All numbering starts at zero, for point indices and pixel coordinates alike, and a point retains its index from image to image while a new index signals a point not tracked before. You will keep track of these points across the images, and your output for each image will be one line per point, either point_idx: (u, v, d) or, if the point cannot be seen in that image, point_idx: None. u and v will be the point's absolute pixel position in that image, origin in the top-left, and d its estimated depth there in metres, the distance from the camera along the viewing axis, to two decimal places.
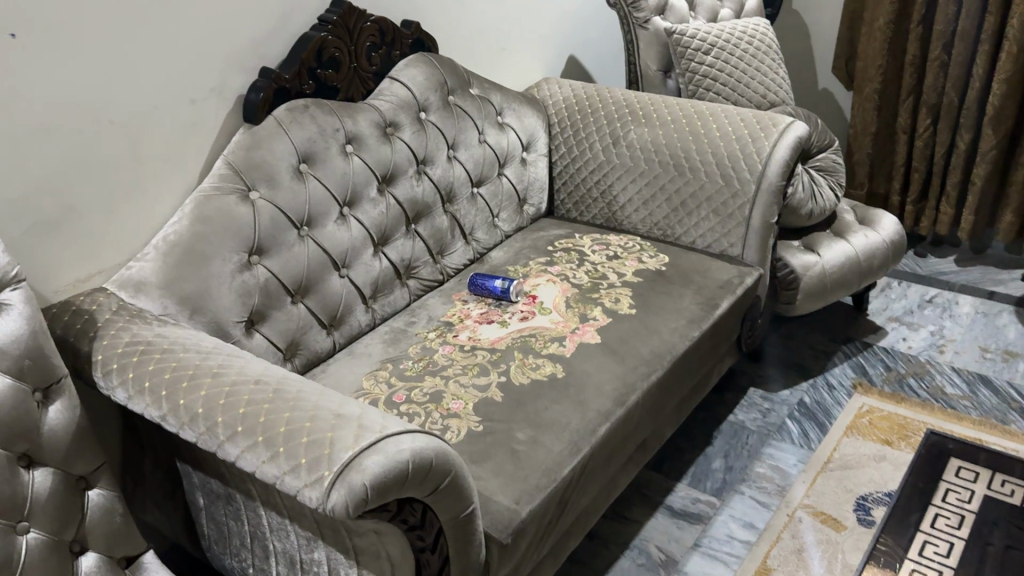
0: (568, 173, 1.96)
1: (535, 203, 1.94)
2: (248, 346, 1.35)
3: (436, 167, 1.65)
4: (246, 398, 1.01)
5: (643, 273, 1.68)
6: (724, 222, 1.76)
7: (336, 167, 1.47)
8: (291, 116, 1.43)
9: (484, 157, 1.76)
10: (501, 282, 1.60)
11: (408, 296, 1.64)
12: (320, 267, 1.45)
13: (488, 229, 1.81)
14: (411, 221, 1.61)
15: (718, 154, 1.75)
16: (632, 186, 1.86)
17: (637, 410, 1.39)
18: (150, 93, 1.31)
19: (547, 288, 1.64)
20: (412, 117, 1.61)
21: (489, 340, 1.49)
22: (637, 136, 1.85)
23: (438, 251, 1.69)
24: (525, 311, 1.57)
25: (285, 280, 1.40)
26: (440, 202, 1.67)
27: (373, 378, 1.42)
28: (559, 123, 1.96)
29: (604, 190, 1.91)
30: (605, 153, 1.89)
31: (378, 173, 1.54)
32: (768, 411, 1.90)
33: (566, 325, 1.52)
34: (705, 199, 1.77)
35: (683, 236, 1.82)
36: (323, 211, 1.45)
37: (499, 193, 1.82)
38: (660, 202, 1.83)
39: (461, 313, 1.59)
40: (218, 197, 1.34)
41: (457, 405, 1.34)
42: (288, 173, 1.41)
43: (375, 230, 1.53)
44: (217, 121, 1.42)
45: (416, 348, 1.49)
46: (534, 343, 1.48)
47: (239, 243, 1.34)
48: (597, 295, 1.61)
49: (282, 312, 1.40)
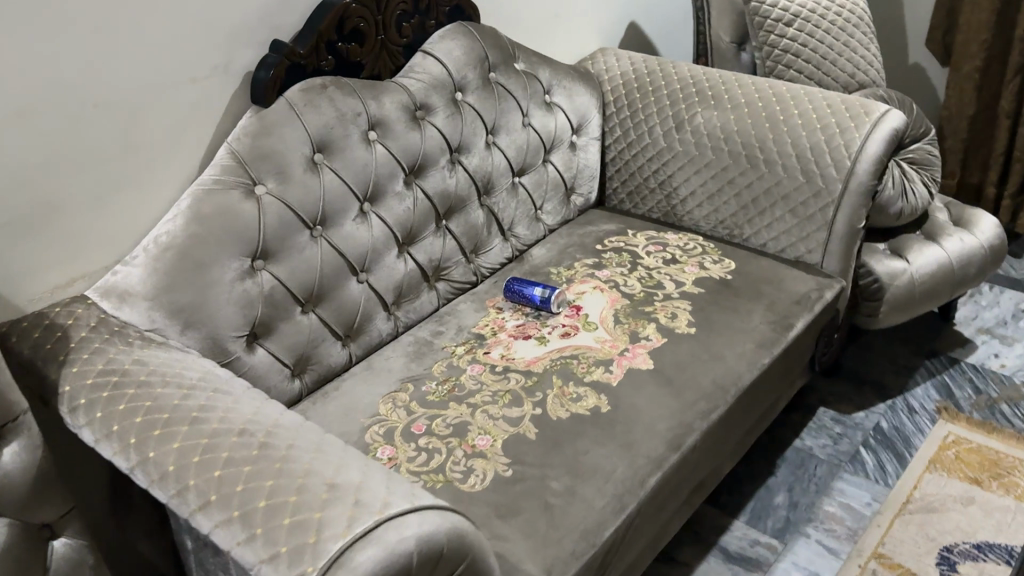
0: (623, 159, 1.74)
1: (584, 192, 1.73)
2: (250, 363, 1.19)
3: (473, 154, 1.45)
4: (225, 457, 0.84)
5: (705, 283, 1.47)
6: (801, 225, 1.53)
7: (356, 157, 1.28)
8: (307, 98, 1.23)
9: (527, 142, 1.56)
10: (541, 291, 1.40)
11: (437, 300, 1.46)
12: (335, 272, 1.27)
13: (530, 223, 1.61)
14: (442, 217, 1.42)
15: (799, 146, 1.52)
16: (695, 178, 1.64)
17: (693, 454, 1.20)
18: (141, 71, 1.13)
19: (593, 297, 1.44)
20: (446, 98, 1.40)
21: (525, 360, 1.30)
22: (705, 121, 1.62)
23: (473, 249, 1.50)
24: (568, 326, 1.37)
25: (294, 288, 1.22)
26: (476, 194, 1.47)
27: (390, 402, 1.25)
28: (615, 102, 1.74)
29: (662, 180, 1.69)
30: (666, 139, 1.67)
31: (406, 164, 1.34)
32: (839, 437, 1.69)
33: (613, 346, 1.32)
34: (780, 196, 1.54)
35: (753, 237, 1.60)
36: (341, 208, 1.27)
37: (544, 183, 1.62)
38: (728, 198, 1.61)
39: (494, 324, 1.40)
40: (220, 194, 1.17)
41: (484, 442, 1.16)
42: (301, 165, 1.23)
43: (400, 229, 1.35)
44: (222, 102, 1.23)
45: (441, 366, 1.32)
46: (576, 367, 1.28)
47: (241, 246, 1.17)
48: (651, 308, 1.40)
49: (290, 324, 1.23)
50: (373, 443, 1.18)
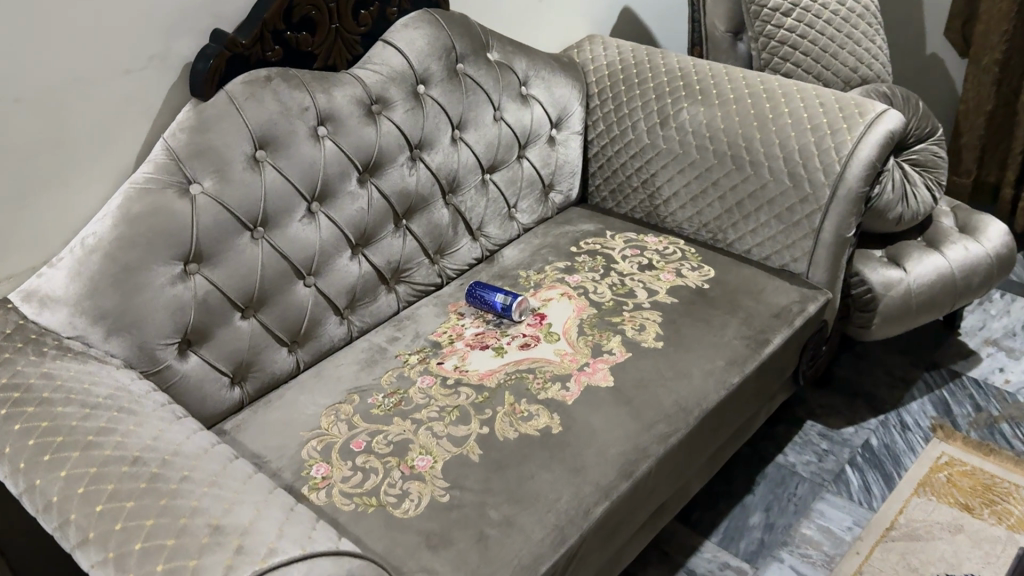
0: (606, 155, 1.65)
1: (564, 189, 1.65)
2: (181, 371, 1.14)
3: (436, 151, 1.37)
4: (111, 489, 0.79)
5: (680, 292, 1.39)
6: (787, 232, 1.44)
7: (302, 155, 1.21)
8: (248, 91, 1.16)
9: (498, 137, 1.47)
10: (503, 297, 1.33)
11: (396, 303, 1.39)
12: (278, 276, 1.21)
13: (502, 222, 1.53)
14: (401, 217, 1.35)
15: (786, 147, 1.42)
16: (679, 178, 1.55)
17: (649, 481, 1.12)
18: (68, 63, 1.06)
19: (559, 305, 1.36)
20: (406, 91, 1.32)
21: (479, 373, 1.23)
22: (691, 117, 1.53)
23: (437, 250, 1.43)
24: (528, 336, 1.30)
25: (231, 293, 1.16)
26: (439, 193, 1.40)
27: (332, 415, 1.19)
28: (600, 94, 1.65)
29: (645, 179, 1.60)
30: (649, 136, 1.58)
31: (358, 162, 1.27)
32: (824, 453, 1.60)
33: (572, 361, 1.24)
34: (765, 201, 1.45)
35: (737, 243, 1.51)
36: (284, 209, 1.20)
37: (518, 180, 1.54)
38: (711, 200, 1.51)
39: (453, 331, 1.33)
40: (150, 194, 1.10)
41: (424, 463, 1.09)
42: (240, 163, 1.16)
43: (352, 230, 1.28)
44: (160, 95, 1.16)
45: (391, 376, 1.25)
46: (531, 382, 1.21)
47: (173, 249, 1.11)
48: (619, 319, 1.32)
49: (226, 330, 1.18)
50: (309, 460, 1.12)
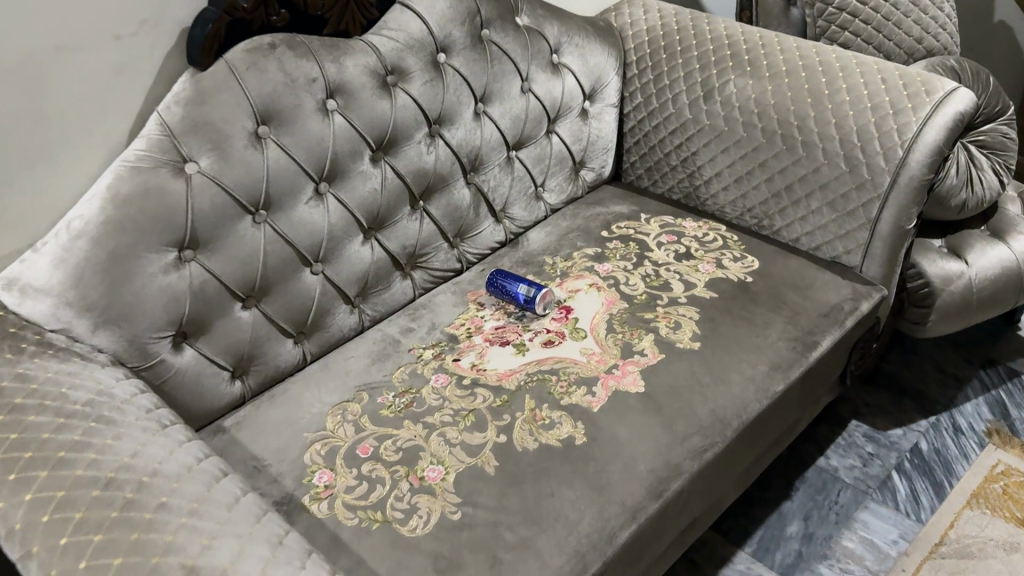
0: (643, 130, 1.53)
1: (596, 166, 1.53)
2: (176, 365, 1.05)
3: (458, 126, 1.26)
4: (79, 518, 0.70)
5: (719, 285, 1.27)
6: (839, 221, 1.32)
7: (310, 131, 1.10)
8: (249, 60, 1.06)
9: (526, 111, 1.36)
10: (526, 288, 1.22)
11: (412, 290, 1.30)
12: (282, 263, 1.11)
13: (528, 203, 1.42)
14: (418, 198, 1.25)
15: (843, 127, 1.29)
16: (722, 157, 1.42)
17: (681, 499, 1.02)
18: (51, 30, 0.96)
19: (587, 297, 1.26)
20: (425, 60, 1.20)
21: (498, 374, 1.13)
22: (738, 91, 1.40)
23: (457, 233, 1.33)
24: (552, 332, 1.20)
25: (230, 282, 1.07)
26: (461, 172, 1.29)
27: (339, 414, 1.10)
28: (638, 63, 1.52)
29: (685, 157, 1.48)
30: (691, 110, 1.45)
31: (371, 139, 1.16)
32: (869, 457, 1.49)
33: (599, 362, 1.14)
34: (817, 186, 1.32)
35: (783, 230, 1.39)
36: (290, 190, 1.10)
37: (546, 157, 1.42)
38: (756, 182, 1.39)
39: (471, 324, 1.23)
40: (142, 173, 1.00)
41: (434, 474, 1.00)
42: (241, 141, 1.06)
43: (364, 213, 1.18)
44: (154, 64, 1.06)
45: (402, 373, 1.16)
46: (554, 385, 1.11)
47: (166, 234, 1.01)
48: (652, 315, 1.22)
49: (226, 322, 1.09)
50: (311, 465, 1.03)
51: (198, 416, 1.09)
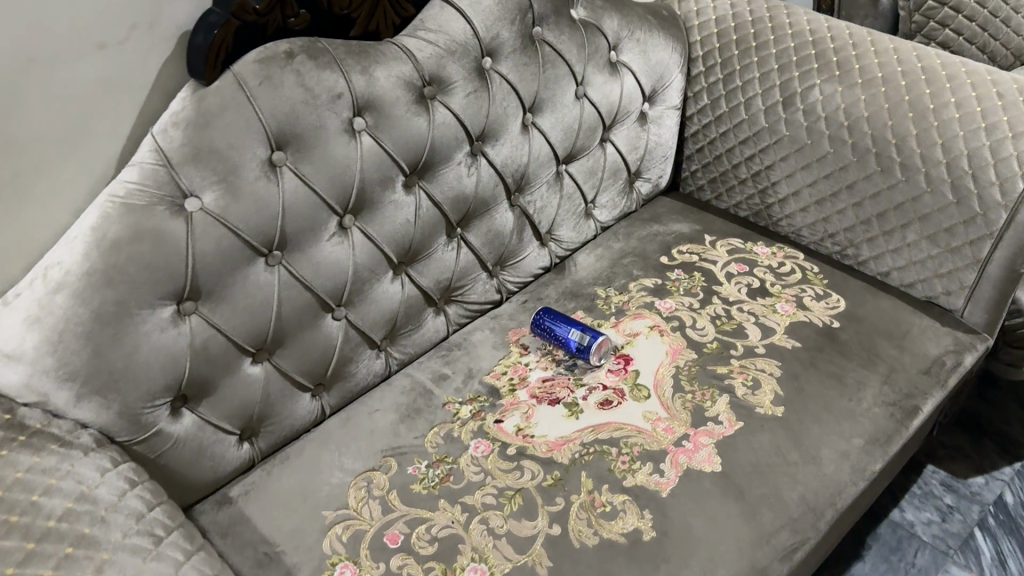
0: (708, 136, 1.35)
1: (653, 176, 1.35)
2: (174, 434, 0.90)
3: (504, 142, 1.08)
4: None
5: (801, 332, 1.11)
6: (941, 258, 1.14)
7: (333, 156, 0.93)
8: (262, 74, 0.88)
9: (579, 120, 1.18)
10: (579, 335, 1.05)
11: (446, 327, 1.13)
12: (299, 311, 0.95)
13: (577, 223, 1.25)
14: (456, 225, 1.08)
15: (951, 150, 1.10)
16: (802, 174, 1.24)
17: None
18: (22, 39, 0.78)
19: (649, 343, 1.09)
20: (469, 67, 1.02)
21: (548, 443, 0.97)
22: (824, 98, 1.20)
23: (497, 261, 1.16)
24: (610, 389, 1.03)
25: (238, 337, 0.91)
26: (504, 193, 1.12)
27: (362, 488, 0.95)
28: (705, 58, 1.32)
29: (757, 171, 1.30)
30: (767, 118, 1.26)
31: (405, 162, 0.99)
32: (948, 511, 1.34)
33: (667, 432, 0.98)
34: (916, 216, 1.14)
35: (870, 261, 1.22)
36: (309, 227, 0.93)
37: (599, 169, 1.25)
38: (842, 206, 1.21)
39: (515, 374, 1.07)
40: (135, 212, 0.83)
41: (476, 575, 0.85)
42: (254, 170, 0.89)
43: (395, 247, 1.01)
44: (148, 75, 0.89)
45: (436, 436, 1.00)
46: (614, 460, 0.95)
47: (164, 284, 0.85)
48: (725, 369, 1.05)
49: (233, 381, 0.93)
50: (332, 556, 0.88)
51: (200, 487, 0.94)
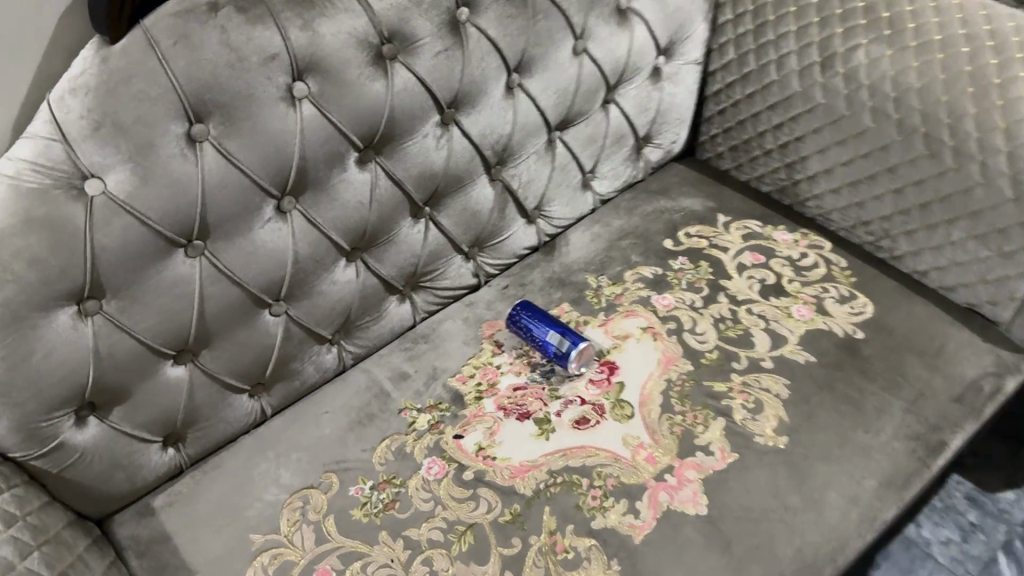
0: (732, 96, 1.16)
1: (665, 141, 1.19)
2: (80, 446, 0.79)
3: (482, 108, 0.92)
4: None
5: (816, 342, 0.96)
6: (990, 263, 0.97)
7: (267, 130, 0.78)
8: (177, 30, 0.72)
9: (576, 80, 1.00)
10: (557, 339, 0.92)
11: (413, 316, 1.00)
12: (228, 308, 0.82)
13: (570, 196, 1.09)
14: (423, 205, 0.93)
15: (1014, 137, 0.90)
16: (836, 151, 1.07)
17: None
18: None
19: (639, 348, 0.95)
20: (439, 21, 0.85)
21: (510, 468, 0.85)
22: (869, 63, 1.01)
23: (475, 242, 1.02)
24: (589, 404, 0.90)
25: (153, 339, 0.79)
26: (482, 168, 0.96)
27: (297, 510, 0.84)
28: (734, 5, 1.13)
29: (785, 143, 1.12)
30: (801, 82, 1.07)
31: (358, 136, 0.84)
32: (971, 530, 1.21)
33: (649, 463, 0.85)
34: (966, 211, 0.96)
35: (907, 257, 1.05)
36: (239, 213, 0.80)
37: (599, 136, 1.08)
38: (880, 190, 1.04)
39: (483, 377, 0.94)
40: (25, 198, 0.70)
41: None
42: (168, 147, 0.74)
43: (345, 233, 0.87)
44: (44, 28, 0.74)
45: (386, 451, 0.88)
46: (584, 496, 0.83)
47: (59, 282, 0.72)
48: (724, 388, 0.91)
49: (151, 386, 0.81)
50: None
51: (117, 497, 0.84)
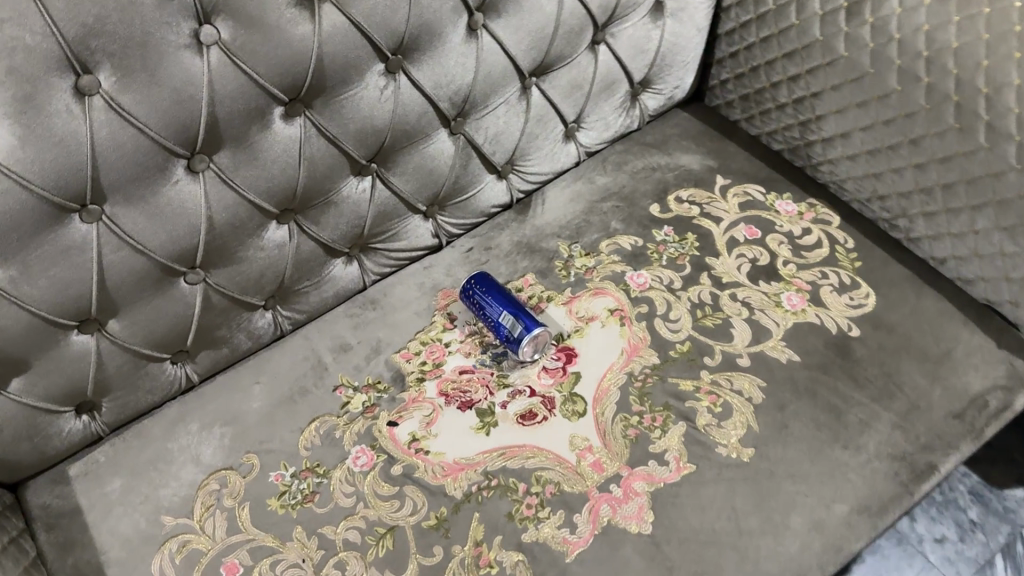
0: (745, 39, 1.01)
1: (665, 86, 1.05)
2: None
3: (436, 55, 0.80)
4: None
5: (803, 338, 0.85)
6: (1016, 259, 0.84)
7: (168, 84, 0.68)
8: None
9: (555, 20, 0.87)
10: (509, 321, 0.82)
11: (361, 279, 0.92)
12: (135, 275, 0.75)
13: (548, 149, 0.98)
14: (368, 163, 0.83)
15: None
16: (856, 113, 0.92)
17: None
18: None
19: (603, 333, 0.86)
20: None
21: (443, 466, 0.78)
22: (904, 12, 0.85)
23: (433, 201, 0.92)
24: (539, 396, 0.82)
25: (48, 309, 0.72)
26: (438, 121, 0.85)
27: (212, 494, 0.79)
28: None
29: (800, 97, 0.98)
30: (823, 29, 0.92)
31: (281, 88, 0.73)
32: (970, 528, 1.12)
33: (594, 470, 0.77)
34: (995, 199, 0.83)
35: (924, 241, 0.92)
36: (139, 174, 0.71)
37: (584, 83, 0.95)
38: (900, 163, 0.90)
39: (429, 356, 0.86)
40: None
41: None
42: (51, 103, 0.64)
43: (272, 194, 0.78)
44: None
45: (314, 435, 0.81)
46: (518, 504, 0.75)
47: None
48: (692, 387, 0.82)
49: (52, 357, 0.75)
50: None
51: (26, 465, 0.79)
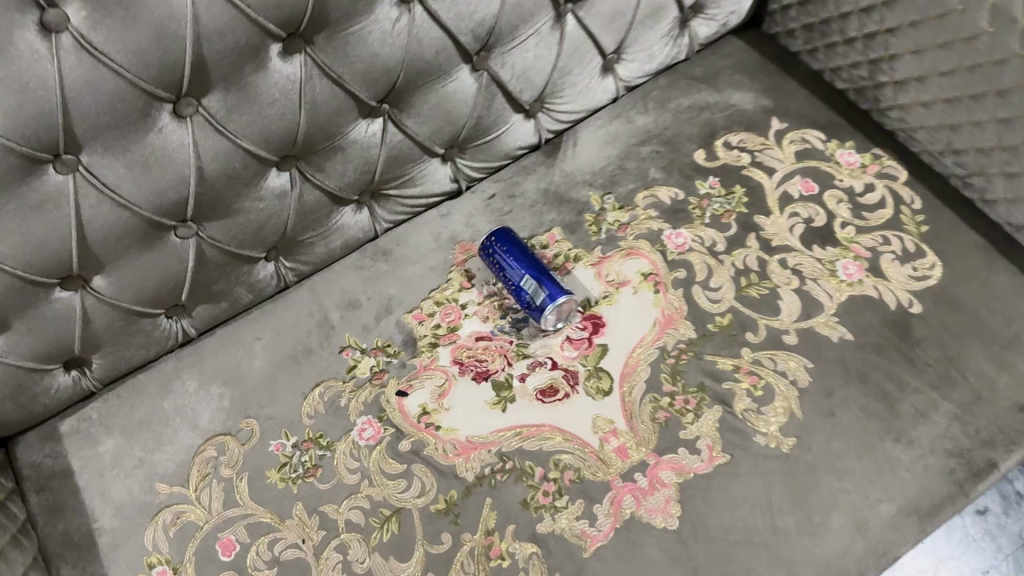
0: None
1: (718, 12, 0.93)
2: None
3: None
4: None
5: (857, 314, 0.77)
6: None
7: (142, 19, 0.58)
8: None
9: None
10: (531, 286, 0.75)
11: (373, 226, 0.84)
12: (121, 230, 0.68)
13: (583, 85, 0.88)
14: (379, 104, 0.74)
15: None
16: (935, 54, 0.79)
17: None
18: None
19: (635, 300, 0.79)
20: None
21: (455, 444, 0.72)
22: None
23: (453, 144, 0.83)
24: (562, 369, 0.75)
25: (25, 267, 0.65)
26: (460, 57, 0.75)
27: (209, 462, 0.74)
28: None
29: (870, 31, 0.85)
30: None
31: (272, 22, 0.63)
32: (1016, 502, 1.06)
33: (618, 456, 0.71)
34: None
35: (1002, 204, 0.80)
36: (117, 122, 0.62)
37: (626, 10, 0.84)
38: (983, 115, 0.78)
39: (444, 318, 0.79)
40: None
41: None
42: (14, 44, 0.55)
43: (272, 142, 0.70)
44: None
45: (317, 402, 0.76)
46: (534, 491, 0.69)
47: None
48: (729, 366, 0.75)
49: (34, 315, 0.69)
50: (150, 555, 0.70)
51: (12, 422, 0.75)
